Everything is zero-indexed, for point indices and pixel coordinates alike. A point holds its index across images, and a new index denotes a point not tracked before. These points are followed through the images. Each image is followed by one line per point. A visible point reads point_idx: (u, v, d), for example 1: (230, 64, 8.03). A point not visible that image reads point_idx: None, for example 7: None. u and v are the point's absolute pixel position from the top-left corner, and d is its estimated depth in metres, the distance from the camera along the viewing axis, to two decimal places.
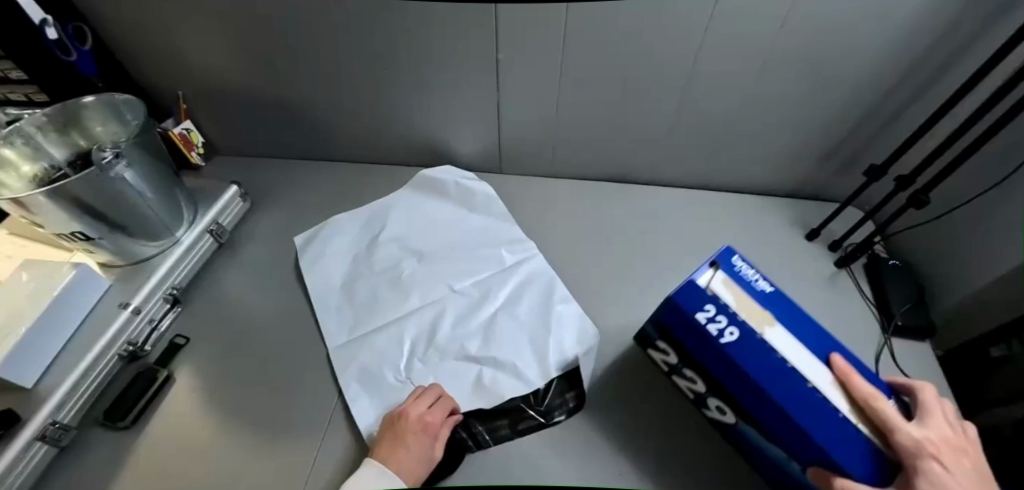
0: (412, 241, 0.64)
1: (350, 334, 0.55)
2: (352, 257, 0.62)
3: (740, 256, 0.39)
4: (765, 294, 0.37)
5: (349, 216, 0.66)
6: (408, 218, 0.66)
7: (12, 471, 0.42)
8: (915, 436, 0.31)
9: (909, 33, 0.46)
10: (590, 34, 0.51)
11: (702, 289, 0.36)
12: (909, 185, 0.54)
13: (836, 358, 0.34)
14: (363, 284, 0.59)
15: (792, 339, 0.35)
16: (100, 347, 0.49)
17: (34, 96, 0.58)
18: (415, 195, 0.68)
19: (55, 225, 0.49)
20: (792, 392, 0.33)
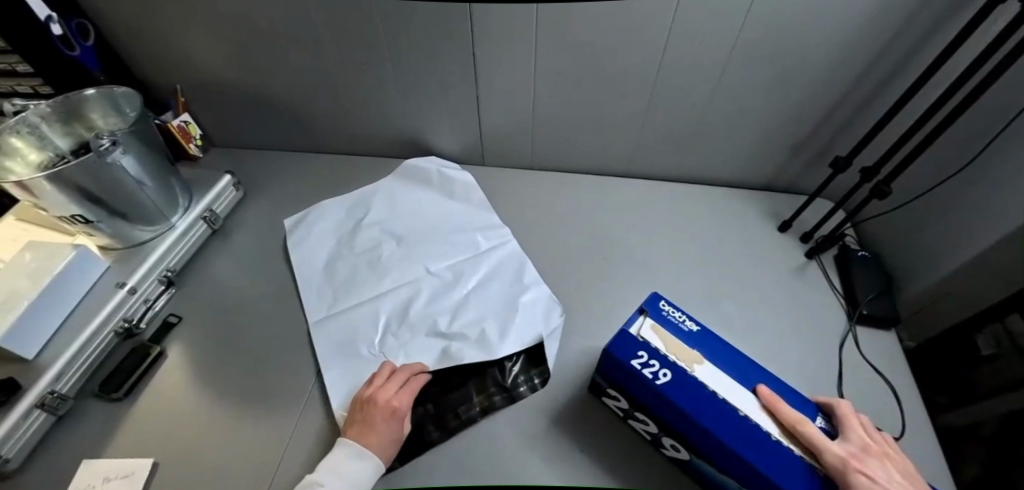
0: (393, 226, 0.66)
1: (329, 310, 0.58)
2: (337, 240, 0.65)
3: (664, 301, 0.45)
4: (691, 334, 0.43)
5: (334, 202, 0.69)
6: (390, 204, 0.69)
7: (12, 434, 0.46)
8: (839, 452, 0.34)
9: (865, 28, 0.48)
10: (562, 30, 0.54)
11: (634, 337, 0.40)
12: (873, 177, 0.55)
13: (762, 386, 0.39)
14: (346, 265, 0.62)
15: (722, 376, 0.39)
16: (97, 323, 0.52)
17: (39, 89, 0.61)
18: (397, 182, 0.71)
19: (55, 209, 0.52)
20: (730, 421, 0.36)
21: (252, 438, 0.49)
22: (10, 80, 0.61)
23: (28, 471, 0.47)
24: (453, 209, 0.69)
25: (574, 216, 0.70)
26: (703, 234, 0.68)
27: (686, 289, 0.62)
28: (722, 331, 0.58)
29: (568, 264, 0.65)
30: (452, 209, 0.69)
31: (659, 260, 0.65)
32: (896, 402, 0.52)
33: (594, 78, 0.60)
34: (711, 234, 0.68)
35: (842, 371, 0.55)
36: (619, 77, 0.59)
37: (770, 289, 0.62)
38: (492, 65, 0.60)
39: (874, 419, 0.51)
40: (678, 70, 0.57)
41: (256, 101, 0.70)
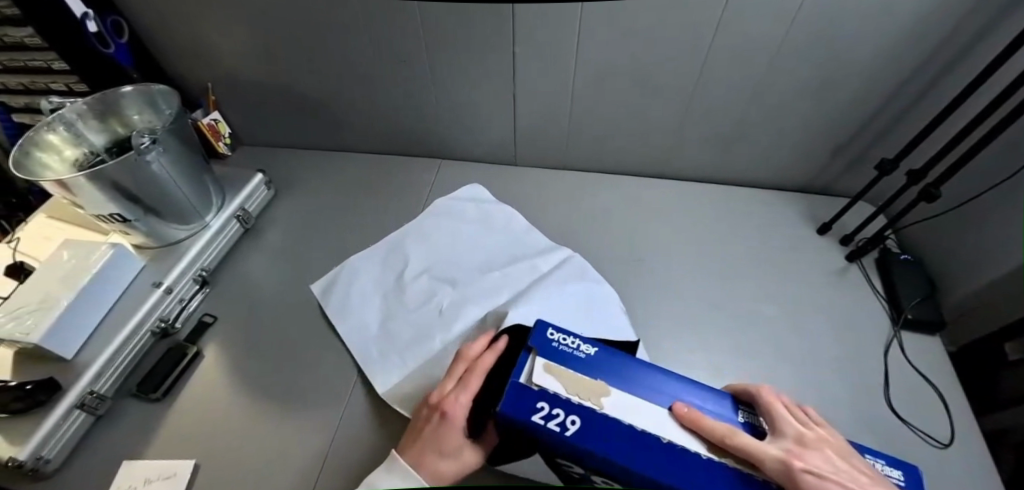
0: (441, 266, 0.61)
1: (401, 374, 0.51)
2: (383, 291, 0.59)
3: (552, 328, 0.39)
4: (585, 362, 0.37)
5: (367, 255, 0.63)
6: (431, 247, 0.63)
7: (52, 435, 0.45)
8: (775, 453, 0.30)
9: (917, 28, 0.47)
10: (604, 28, 0.53)
11: (527, 388, 0.34)
12: (919, 179, 0.55)
13: (677, 404, 0.34)
14: (400, 318, 0.56)
15: (630, 404, 0.34)
16: (135, 323, 0.52)
17: (74, 86, 0.61)
18: (433, 220, 0.66)
19: (94, 207, 0.51)
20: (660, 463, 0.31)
21: (292, 439, 0.48)
22: (46, 77, 0.61)
23: (69, 471, 0.47)
24: (498, 237, 0.65)
25: (608, 217, 0.69)
26: (739, 236, 0.67)
27: (726, 292, 0.61)
28: (768, 336, 0.57)
29: (604, 265, 0.64)
30: (495, 233, 0.65)
31: (696, 262, 0.64)
32: (946, 409, 0.51)
33: (632, 78, 0.59)
34: (748, 236, 0.67)
35: (888, 376, 0.54)
36: (657, 77, 0.58)
37: (811, 293, 0.61)
38: (528, 64, 0.59)
39: (924, 425, 0.50)
40: (718, 70, 0.56)
41: (287, 99, 0.70)
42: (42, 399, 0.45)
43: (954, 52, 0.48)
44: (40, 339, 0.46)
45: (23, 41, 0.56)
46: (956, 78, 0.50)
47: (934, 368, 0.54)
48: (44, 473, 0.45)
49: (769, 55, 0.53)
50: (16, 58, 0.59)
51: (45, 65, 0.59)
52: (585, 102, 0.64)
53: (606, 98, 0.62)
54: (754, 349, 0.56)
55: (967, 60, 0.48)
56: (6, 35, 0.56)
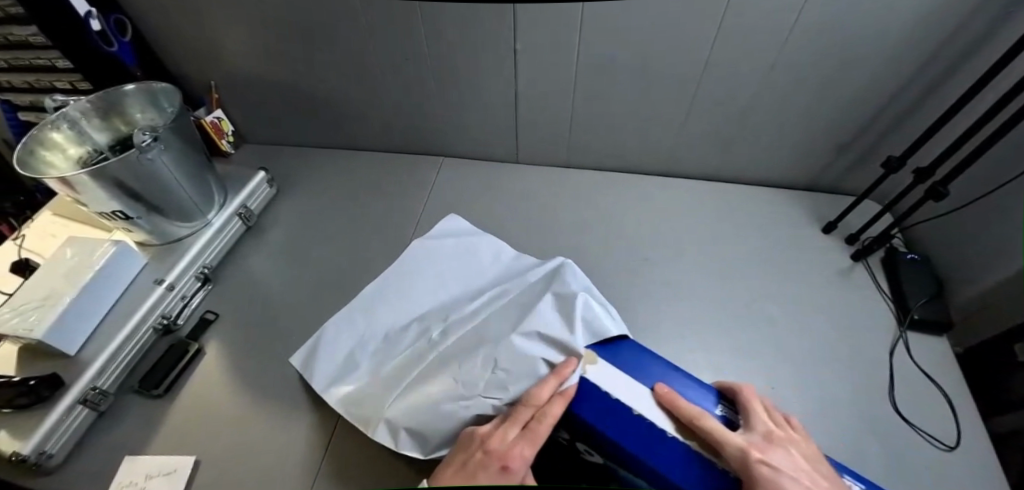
0: (424, 304, 0.54)
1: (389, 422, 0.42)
2: (362, 337, 0.52)
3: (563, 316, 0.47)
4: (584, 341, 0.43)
5: (345, 310, 0.55)
6: (410, 285, 0.56)
7: (55, 430, 0.46)
8: (738, 442, 0.34)
9: (926, 25, 0.46)
10: (605, 26, 0.52)
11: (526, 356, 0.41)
12: (927, 178, 0.54)
13: (660, 386, 0.39)
14: (388, 363, 0.48)
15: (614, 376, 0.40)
16: (137, 319, 0.53)
17: (78, 84, 0.62)
18: (409, 258, 0.59)
19: (97, 205, 0.52)
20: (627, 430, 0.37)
21: (292, 437, 0.48)
22: (50, 75, 0.62)
23: (72, 466, 0.47)
24: (484, 269, 0.57)
25: (610, 216, 0.69)
26: (743, 235, 0.66)
27: (730, 292, 0.61)
28: (772, 336, 0.57)
29: (605, 264, 0.63)
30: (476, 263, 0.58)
31: (698, 261, 0.64)
32: (953, 411, 0.50)
33: (634, 75, 0.58)
34: (752, 236, 0.66)
35: (893, 378, 0.53)
36: (660, 75, 0.57)
37: (816, 293, 0.60)
38: (530, 61, 0.59)
39: (929, 428, 0.49)
40: (722, 67, 0.55)
41: (289, 97, 0.70)
42: (45, 395, 0.46)
43: (964, 48, 0.47)
44: (44, 335, 0.46)
45: (28, 40, 0.57)
46: (964, 76, 0.49)
47: (940, 369, 0.53)
48: (47, 468, 0.46)
49: (774, 52, 0.52)
50: (21, 56, 0.60)
51: (49, 63, 0.59)
52: (586, 100, 0.63)
53: (608, 95, 0.62)
54: (757, 349, 0.55)
55: (977, 56, 0.47)
56: (11, 33, 0.57)
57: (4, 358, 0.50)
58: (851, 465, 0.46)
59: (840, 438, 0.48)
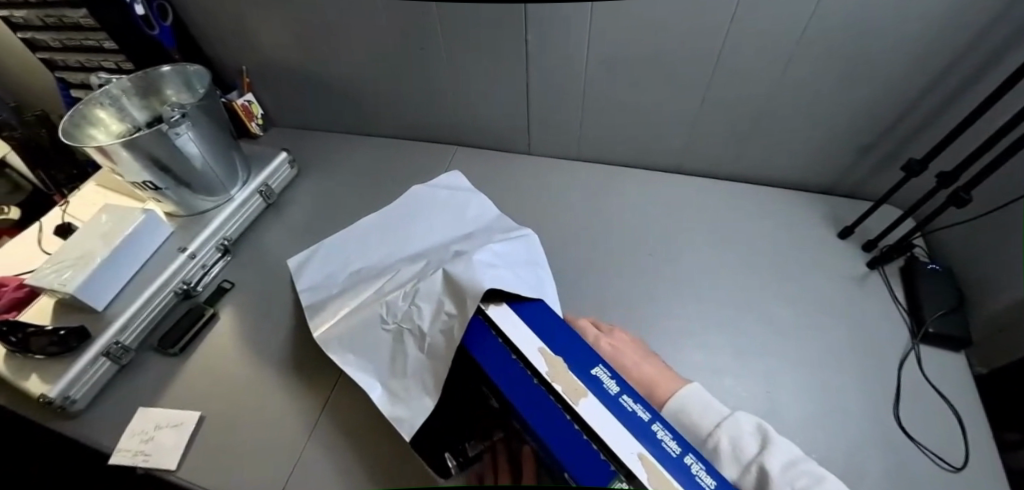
0: (408, 242, 0.57)
1: (327, 335, 0.49)
2: (354, 261, 0.58)
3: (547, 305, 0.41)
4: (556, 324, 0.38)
5: (341, 235, 0.61)
6: (403, 224, 0.61)
7: (79, 378, 0.50)
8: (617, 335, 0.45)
9: (952, 24, 0.44)
10: (615, 19, 0.53)
11: (485, 326, 0.39)
12: (951, 183, 0.51)
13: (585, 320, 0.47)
14: (348, 290, 0.53)
15: (566, 368, 0.34)
16: (160, 283, 0.56)
17: (122, 64, 0.67)
18: (412, 201, 0.63)
19: (129, 175, 0.56)
20: (553, 419, 0.31)
21: (291, 401, 0.50)
22: (98, 56, 0.67)
23: (93, 412, 0.51)
24: (466, 214, 0.59)
25: (616, 209, 0.69)
26: (753, 237, 0.65)
27: (733, 292, 0.60)
28: (772, 339, 0.55)
29: (609, 257, 0.64)
30: (464, 219, 0.59)
31: (703, 259, 0.63)
32: (961, 429, 0.48)
33: (644, 68, 0.58)
34: (762, 238, 0.64)
35: (900, 391, 0.50)
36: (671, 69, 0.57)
37: (824, 299, 0.58)
38: (541, 53, 0.59)
39: (934, 446, 0.47)
40: (734, 62, 0.54)
41: (311, 83, 0.73)
42: (72, 345, 0.50)
43: (993, 50, 0.45)
44: (76, 290, 0.50)
45: (80, 22, 0.62)
46: (994, 78, 0.47)
47: (952, 385, 0.50)
48: (71, 412, 0.50)
49: (788, 49, 0.51)
50: (73, 37, 0.65)
51: (98, 44, 0.65)
52: (597, 94, 0.63)
53: (619, 89, 0.62)
54: (754, 350, 0.54)
55: (1009, 56, 0.45)
56: (66, 16, 0.62)
57: (41, 310, 0.54)
58: (843, 476, 0.45)
59: (833, 446, 0.47)
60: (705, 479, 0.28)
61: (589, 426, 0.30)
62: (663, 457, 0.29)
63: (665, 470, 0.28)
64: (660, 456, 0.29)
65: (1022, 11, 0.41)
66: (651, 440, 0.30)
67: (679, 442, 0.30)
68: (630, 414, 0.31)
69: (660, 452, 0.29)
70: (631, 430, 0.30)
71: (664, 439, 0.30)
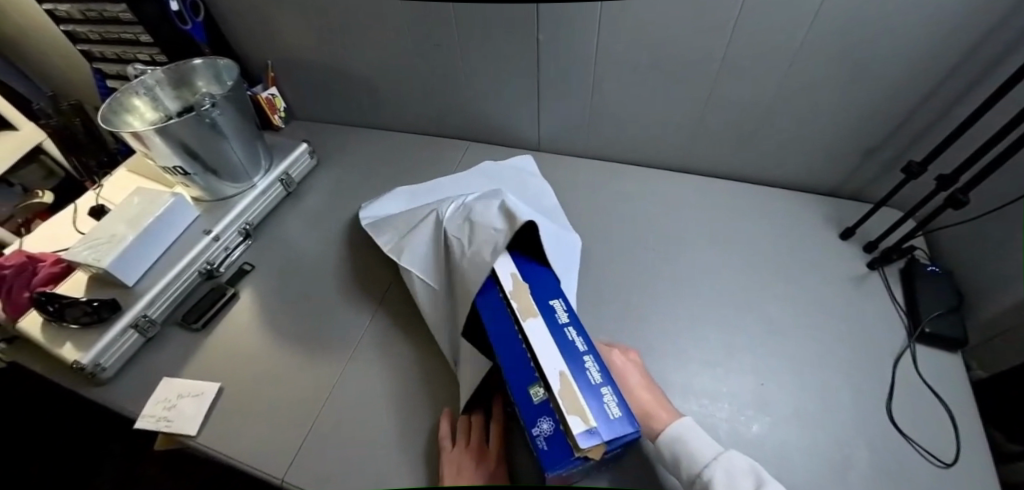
0: (440, 200, 0.60)
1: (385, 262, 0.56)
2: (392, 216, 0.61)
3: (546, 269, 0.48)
4: (538, 275, 0.46)
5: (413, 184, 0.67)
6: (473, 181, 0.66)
7: (109, 348, 0.53)
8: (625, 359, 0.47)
9: (951, 30, 0.45)
10: (624, 20, 0.55)
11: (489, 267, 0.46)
12: (950, 186, 0.52)
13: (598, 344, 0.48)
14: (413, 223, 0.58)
15: (530, 303, 0.43)
16: (185, 262, 0.60)
17: (155, 57, 0.71)
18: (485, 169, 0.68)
19: (161, 160, 0.59)
20: (508, 340, 0.41)
21: (305, 375, 0.54)
22: (134, 49, 0.71)
23: (121, 380, 0.55)
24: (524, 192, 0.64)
25: (621, 206, 0.71)
26: (757, 236, 0.66)
27: (734, 289, 0.61)
28: (770, 333, 0.57)
29: (614, 252, 0.66)
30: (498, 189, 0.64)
31: (706, 256, 0.64)
32: (953, 426, 0.49)
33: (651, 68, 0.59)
34: (765, 237, 0.66)
35: (894, 389, 0.51)
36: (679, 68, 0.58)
37: (823, 297, 0.60)
38: (552, 51, 0.62)
39: (925, 441, 0.48)
40: (738, 63, 0.56)
41: (331, 78, 0.76)
42: (104, 316, 0.54)
43: (991, 56, 0.46)
44: (109, 265, 0.54)
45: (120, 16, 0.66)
46: (993, 84, 0.48)
47: (947, 384, 0.51)
48: (101, 379, 0.53)
49: (791, 52, 0.53)
50: (111, 30, 0.69)
51: (134, 38, 0.69)
52: (606, 94, 0.65)
53: (627, 89, 0.64)
54: (752, 343, 0.56)
55: (1007, 62, 0.46)
56: (106, 10, 0.66)
57: (76, 283, 0.58)
58: (834, 466, 0.46)
59: (825, 437, 0.48)
60: (612, 407, 0.36)
61: (532, 341, 0.40)
62: (584, 383, 0.37)
63: (581, 393, 0.36)
64: (579, 379, 0.37)
65: (1019, 18, 0.42)
66: (578, 368, 0.38)
67: (602, 375, 0.38)
68: (569, 345, 0.40)
69: (581, 375, 0.37)
70: (565, 354, 0.39)
71: (590, 369, 0.38)
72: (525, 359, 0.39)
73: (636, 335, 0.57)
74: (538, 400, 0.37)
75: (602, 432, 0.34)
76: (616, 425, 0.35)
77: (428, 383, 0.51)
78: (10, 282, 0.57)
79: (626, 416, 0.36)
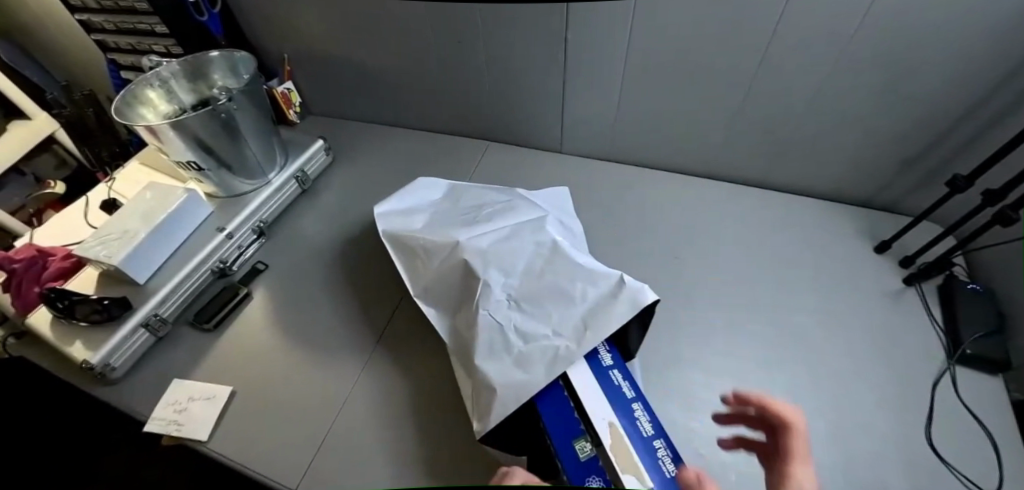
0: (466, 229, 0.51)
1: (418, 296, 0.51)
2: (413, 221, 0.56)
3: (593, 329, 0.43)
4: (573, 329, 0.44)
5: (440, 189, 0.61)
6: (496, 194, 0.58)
7: (119, 347, 0.52)
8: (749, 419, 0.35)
9: (1009, 37, 0.43)
10: (656, 20, 0.53)
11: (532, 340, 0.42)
12: (998, 201, 0.49)
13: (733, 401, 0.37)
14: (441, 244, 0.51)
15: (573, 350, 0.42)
16: (198, 260, 0.58)
17: (171, 48, 0.69)
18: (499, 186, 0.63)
19: (175, 154, 0.58)
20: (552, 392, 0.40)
21: (319, 382, 0.52)
22: (149, 39, 0.70)
23: (131, 380, 0.53)
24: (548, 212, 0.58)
25: (645, 212, 0.68)
26: (786, 246, 0.64)
27: (762, 301, 0.59)
28: (802, 350, 0.54)
29: (637, 259, 0.64)
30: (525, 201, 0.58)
31: (734, 267, 0.62)
32: (996, 454, 0.46)
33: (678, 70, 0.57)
34: (795, 248, 0.63)
35: (932, 411, 0.49)
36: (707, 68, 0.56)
37: (857, 312, 0.57)
38: (579, 52, 0.59)
39: (967, 469, 0.45)
40: (775, 67, 0.54)
41: (349, 73, 0.75)
42: (115, 314, 0.52)
43: None
44: (120, 262, 0.52)
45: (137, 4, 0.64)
46: None
47: (989, 409, 0.49)
48: (110, 379, 0.52)
49: (833, 57, 0.50)
50: (127, 20, 0.68)
51: (149, 28, 0.67)
52: (633, 95, 0.63)
53: (655, 91, 0.61)
54: (783, 359, 0.54)
55: None
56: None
57: (87, 280, 0.57)
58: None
59: (860, 462, 0.46)
60: (666, 462, 0.35)
61: (576, 387, 0.39)
62: (635, 434, 0.36)
63: (632, 445, 0.35)
64: (630, 431, 0.36)
65: None
66: (628, 417, 0.37)
67: (654, 426, 0.37)
68: (616, 392, 0.39)
69: (632, 428, 0.36)
70: (614, 404, 0.38)
71: (641, 419, 0.37)
72: (569, 411, 0.38)
73: (662, 347, 0.55)
74: (585, 456, 0.35)
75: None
76: (672, 482, 0.34)
77: (447, 393, 0.49)
78: (20, 277, 0.56)
79: (681, 474, 0.35)
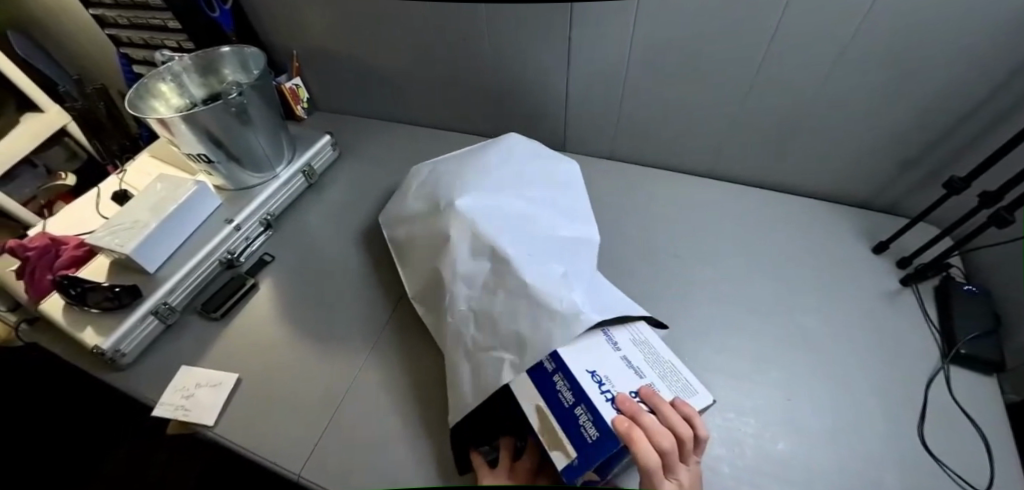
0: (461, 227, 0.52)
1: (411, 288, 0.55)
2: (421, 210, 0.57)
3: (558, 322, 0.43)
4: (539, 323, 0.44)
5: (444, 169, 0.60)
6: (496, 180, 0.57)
7: (129, 334, 0.53)
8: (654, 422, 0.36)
9: (1006, 41, 0.44)
10: (659, 20, 0.54)
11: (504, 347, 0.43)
12: (994, 203, 0.50)
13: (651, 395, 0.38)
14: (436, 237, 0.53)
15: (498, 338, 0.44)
16: (207, 250, 0.60)
17: (182, 43, 0.71)
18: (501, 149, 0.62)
19: (186, 147, 0.59)
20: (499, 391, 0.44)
21: (323, 371, 0.53)
22: (161, 35, 0.71)
23: (140, 366, 0.55)
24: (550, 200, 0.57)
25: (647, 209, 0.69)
26: (785, 245, 0.64)
27: (760, 300, 0.60)
28: (798, 347, 0.55)
29: (637, 256, 0.65)
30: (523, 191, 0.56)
31: (733, 266, 0.63)
32: (987, 452, 0.47)
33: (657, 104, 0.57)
34: (794, 248, 0.64)
35: (925, 409, 0.50)
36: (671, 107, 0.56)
37: (855, 311, 0.58)
38: (584, 51, 0.60)
39: (958, 466, 0.46)
40: (775, 68, 0.54)
41: (357, 70, 0.76)
42: (126, 302, 0.54)
43: None
44: (131, 251, 0.54)
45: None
46: None
47: (981, 407, 0.50)
48: (120, 365, 0.54)
49: (832, 59, 0.51)
50: (140, 16, 0.70)
51: (162, 24, 0.69)
52: (635, 95, 0.64)
53: (657, 91, 0.62)
54: (780, 356, 0.54)
55: None
56: None
57: (98, 268, 0.58)
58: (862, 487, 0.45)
59: (852, 457, 0.47)
60: (587, 428, 0.37)
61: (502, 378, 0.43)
62: (557, 408, 0.39)
63: (554, 418, 0.38)
64: (554, 405, 0.39)
65: None
66: (551, 391, 0.40)
67: (574, 394, 0.39)
68: (535, 368, 0.41)
69: (555, 401, 0.39)
70: (539, 383, 0.41)
71: (561, 390, 0.39)
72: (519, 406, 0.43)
73: (660, 342, 0.56)
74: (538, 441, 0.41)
75: (580, 460, 0.35)
76: (593, 448, 0.35)
77: (448, 383, 0.50)
78: (33, 264, 0.58)
79: (604, 430, 0.36)
